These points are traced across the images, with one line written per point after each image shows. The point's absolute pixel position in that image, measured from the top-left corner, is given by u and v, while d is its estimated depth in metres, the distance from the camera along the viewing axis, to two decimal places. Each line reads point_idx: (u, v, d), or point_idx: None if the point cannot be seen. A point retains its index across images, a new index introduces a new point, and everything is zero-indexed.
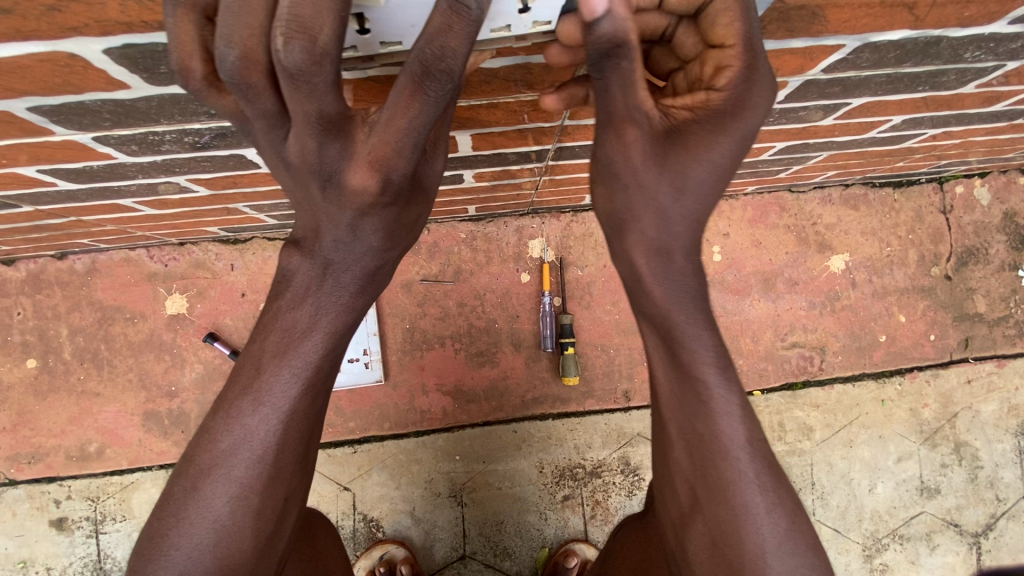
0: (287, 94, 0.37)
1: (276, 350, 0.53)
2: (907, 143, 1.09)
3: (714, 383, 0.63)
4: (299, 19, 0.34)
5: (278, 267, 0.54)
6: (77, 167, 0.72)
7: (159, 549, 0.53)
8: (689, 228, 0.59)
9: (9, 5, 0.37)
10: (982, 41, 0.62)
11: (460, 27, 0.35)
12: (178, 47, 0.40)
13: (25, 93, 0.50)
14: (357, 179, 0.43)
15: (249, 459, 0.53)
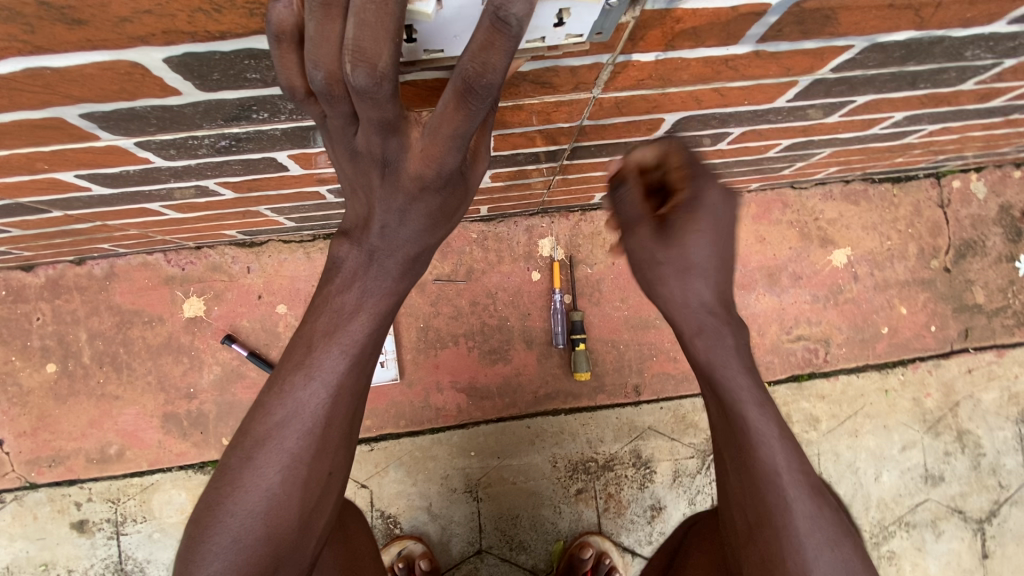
0: (356, 106, 0.41)
1: (326, 330, 0.58)
2: (907, 139, 1.12)
3: (757, 420, 0.68)
4: (361, 49, 0.36)
5: (329, 253, 0.59)
6: (114, 172, 0.74)
7: (216, 515, 0.57)
8: (711, 291, 0.71)
9: (86, 18, 0.40)
10: (982, 40, 0.65)
11: (502, 45, 0.36)
12: (284, 75, 0.41)
13: (82, 100, 0.53)
14: (413, 170, 0.46)
15: (301, 430, 0.58)
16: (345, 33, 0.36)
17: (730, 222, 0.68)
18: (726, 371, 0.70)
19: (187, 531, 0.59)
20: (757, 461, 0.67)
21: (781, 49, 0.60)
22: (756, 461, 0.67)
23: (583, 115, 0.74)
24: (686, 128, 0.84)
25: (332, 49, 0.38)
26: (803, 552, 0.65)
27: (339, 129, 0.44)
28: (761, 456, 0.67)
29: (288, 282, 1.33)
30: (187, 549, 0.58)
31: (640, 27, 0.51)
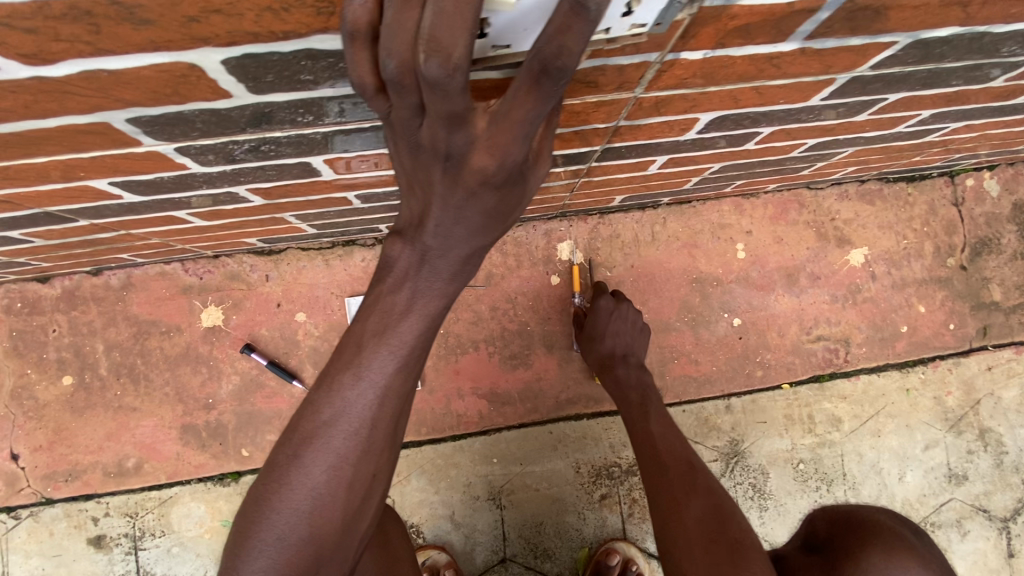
0: (425, 97, 0.39)
1: (376, 330, 0.59)
2: (928, 137, 1.13)
3: (635, 403, 1.23)
4: (436, 39, 0.35)
5: (382, 252, 0.60)
6: (150, 178, 0.74)
7: (262, 510, 0.59)
8: (611, 346, 1.25)
9: (153, 18, 0.39)
10: (1020, 36, 0.66)
11: (579, 29, 0.34)
12: (354, 70, 0.41)
13: (131, 104, 0.52)
14: (478, 161, 0.45)
15: (348, 431, 0.59)
16: (421, 23, 0.35)
17: (615, 310, 1.25)
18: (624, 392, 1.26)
19: (235, 523, 0.61)
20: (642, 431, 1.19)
21: (828, 46, 0.60)
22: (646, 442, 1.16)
23: (620, 115, 0.73)
24: (718, 128, 0.84)
25: (406, 40, 0.37)
26: (678, 497, 1.04)
27: (405, 120, 0.43)
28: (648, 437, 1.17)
29: (308, 290, 1.33)
30: (234, 543, 0.60)
31: (694, 25, 0.51)
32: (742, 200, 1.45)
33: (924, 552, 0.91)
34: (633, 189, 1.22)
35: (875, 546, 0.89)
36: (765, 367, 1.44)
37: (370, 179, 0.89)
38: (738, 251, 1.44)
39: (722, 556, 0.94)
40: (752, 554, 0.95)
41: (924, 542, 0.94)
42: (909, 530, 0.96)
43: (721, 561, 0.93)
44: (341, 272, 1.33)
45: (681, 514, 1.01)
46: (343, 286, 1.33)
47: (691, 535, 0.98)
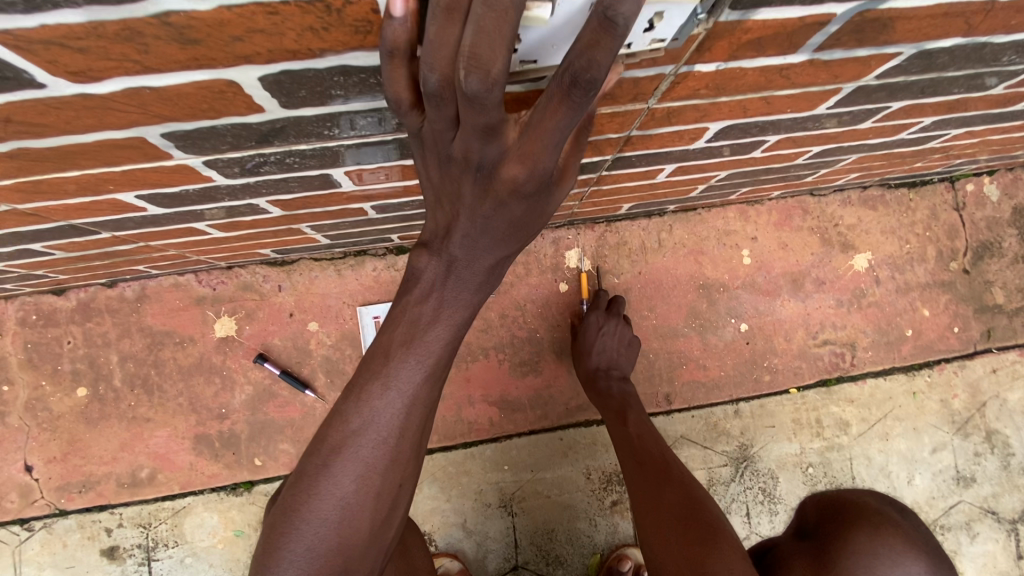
0: (462, 109, 0.41)
1: (404, 340, 0.61)
2: (930, 143, 1.15)
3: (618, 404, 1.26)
4: (477, 56, 0.37)
5: (409, 264, 0.63)
6: (175, 190, 0.76)
7: (293, 520, 0.61)
8: (599, 360, 1.29)
9: (200, 38, 0.41)
10: (1019, 46, 0.68)
11: (609, 44, 0.36)
12: (393, 85, 0.43)
13: (167, 119, 0.54)
14: (510, 171, 0.46)
15: (375, 441, 0.61)
16: (462, 40, 0.37)
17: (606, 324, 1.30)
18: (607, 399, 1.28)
19: (266, 534, 0.64)
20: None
21: (835, 57, 0.62)
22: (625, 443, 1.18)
23: (633, 126, 0.75)
24: (727, 137, 0.86)
25: (447, 56, 0.38)
26: (652, 488, 1.07)
27: (440, 132, 0.45)
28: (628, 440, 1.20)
29: (320, 299, 1.34)
30: (265, 552, 0.62)
31: (709, 39, 0.53)
32: (747, 207, 1.47)
33: (907, 529, 0.91)
34: (640, 198, 1.24)
35: (861, 526, 0.91)
36: (772, 372, 1.45)
37: (386, 190, 0.91)
38: (744, 257, 1.46)
39: (695, 535, 0.95)
40: (723, 535, 0.95)
41: (909, 521, 0.95)
42: (893, 510, 0.97)
43: (692, 540, 0.94)
44: (353, 282, 1.35)
45: (657, 500, 1.04)
46: (355, 295, 1.35)
47: (665, 515, 1.00)
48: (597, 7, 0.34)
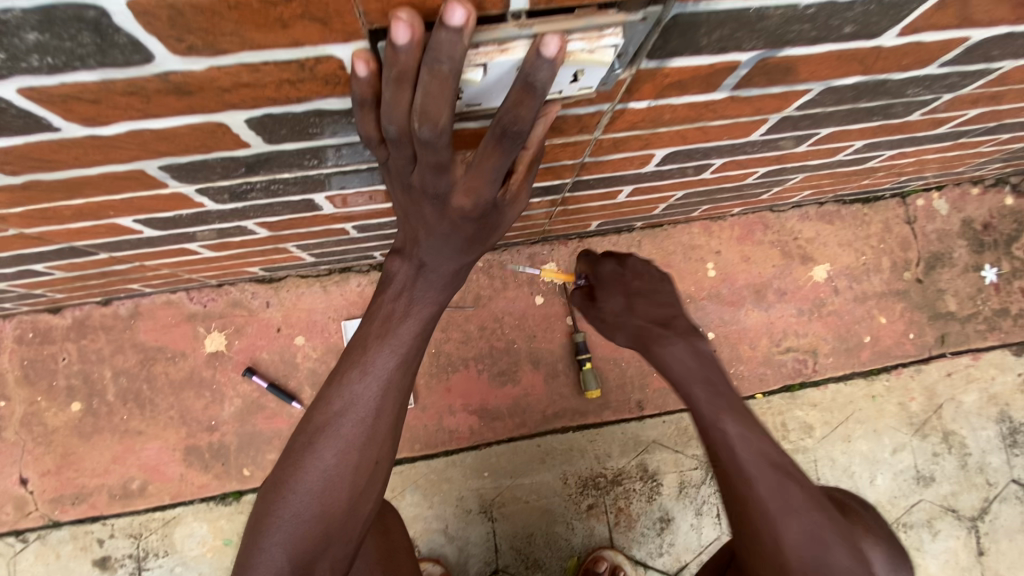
0: (418, 151, 0.50)
1: (379, 333, 0.70)
2: (870, 163, 1.25)
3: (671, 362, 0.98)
4: (426, 112, 0.45)
5: (384, 268, 0.71)
6: (171, 214, 0.84)
7: (281, 491, 0.69)
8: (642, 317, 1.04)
9: (195, 91, 0.49)
10: (918, 81, 0.77)
11: (530, 104, 0.45)
12: (362, 126, 0.52)
13: (164, 154, 0.62)
14: (459, 201, 0.56)
15: (354, 420, 0.69)
16: (413, 102, 0.45)
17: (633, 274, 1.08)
18: (680, 376, 0.97)
19: (256, 508, 0.71)
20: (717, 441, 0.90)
21: (753, 93, 0.71)
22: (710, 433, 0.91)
23: (585, 153, 0.83)
24: (674, 161, 0.95)
25: (403, 113, 0.47)
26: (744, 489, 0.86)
27: (400, 167, 0.54)
28: (726, 446, 0.88)
29: (306, 314, 1.41)
30: (253, 525, 0.70)
31: (635, 82, 0.61)
32: (711, 223, 1.57)
33: (866, 519, 0.99)
34: (607, 215, 1.33)
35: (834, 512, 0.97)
36: (738, 378, 1.53)
37: (366, 211, 0.99)
38: (709, 270, 1.55)
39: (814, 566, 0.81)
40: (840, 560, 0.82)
41: (869, 514, 1.02)
42: (856, 502, 1.04)
43: None
44: (338, 297, 1.41)
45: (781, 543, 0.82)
46: (340, 310, 1.41)
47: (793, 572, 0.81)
48: (520, 74, 0.43)
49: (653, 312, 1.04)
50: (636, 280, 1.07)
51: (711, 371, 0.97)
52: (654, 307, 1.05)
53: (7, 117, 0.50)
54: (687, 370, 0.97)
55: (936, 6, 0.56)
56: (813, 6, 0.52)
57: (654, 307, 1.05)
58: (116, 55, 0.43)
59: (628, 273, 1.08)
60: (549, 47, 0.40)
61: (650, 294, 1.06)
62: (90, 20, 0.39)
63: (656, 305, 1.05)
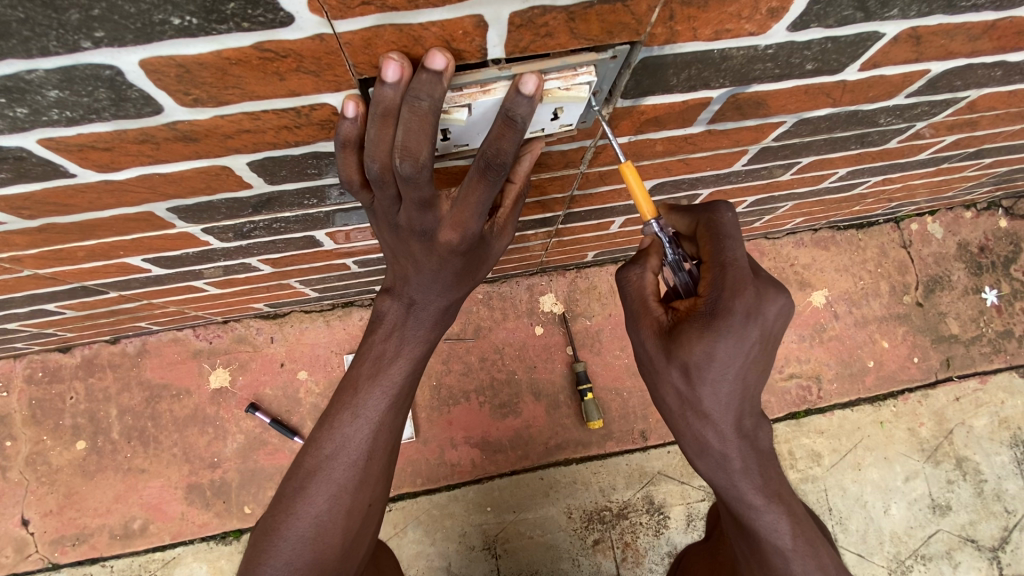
0: (400, 188, 0.52)
1: (370, 373, 0.73)
2: (857, 190, 1.28)
3: (719, 462, 0.66)
4: (408, 148, 0.47)
5: (374, 308, 0.74)
6: (177, 254, 0.88)
7: (272, 540, 0.69)
8: (718, 410, 0.63)
9: (200, 139, 0.54)
10: (890, 111, 0.80)
11: (511, 136, 0.48)
12: (344, 168, 0.54)
13: (171, 197, 0.66)
14: (446, 235, 0.58)
15: (346, 463, 0.71)
16: (395, 138, 0.47)
17: (748, 338, 0.59)
18: (730, 484, 0.67)
19: (247, 555, 0.71)
20: (771, 559, 0.67)
21: (729, 127, 0.74)
22: (765, 548, 0.68)
23: (574, 185, 0.87)
24: (662, 192, 0.99)
25: (385, 149, 0.49)
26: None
27: (386, 207, 0.56)
28: (782, 565, 0.67)
29: (309, 349, 1.43)
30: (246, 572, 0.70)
31: (612, 119, 0.65)
32: None
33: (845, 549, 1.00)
34: (602, 246, 1.36)
35: None
36: None
37: (366, 246, 1.02)
38: None
39: None
40: None
41: None
42: None
43: None
44: (341, 331, 1.44)
45: None
46: (342, 344, 1.43)
47: None
48: (502, 110, 0.47)
49: (732, 401, 0.63)
50: (731, 355, 0.59)
51: (770, 470, 0.68)
52: (733, 395, 0.62)
53: (28, 165, 0.54)
54: (748, 479, 0.66)
55: (891, 42, 0.60)
56: (773, 46, 0.56)
57: (732, 397, 0.62)
58: (129, 108, 0.47)
59: (723, 331, 0.58)
60: (528, 85, 0.45)
61: (735, 373, 0.61)
62: (107, 78, 0.43)
63: (738, 390, 0.62)
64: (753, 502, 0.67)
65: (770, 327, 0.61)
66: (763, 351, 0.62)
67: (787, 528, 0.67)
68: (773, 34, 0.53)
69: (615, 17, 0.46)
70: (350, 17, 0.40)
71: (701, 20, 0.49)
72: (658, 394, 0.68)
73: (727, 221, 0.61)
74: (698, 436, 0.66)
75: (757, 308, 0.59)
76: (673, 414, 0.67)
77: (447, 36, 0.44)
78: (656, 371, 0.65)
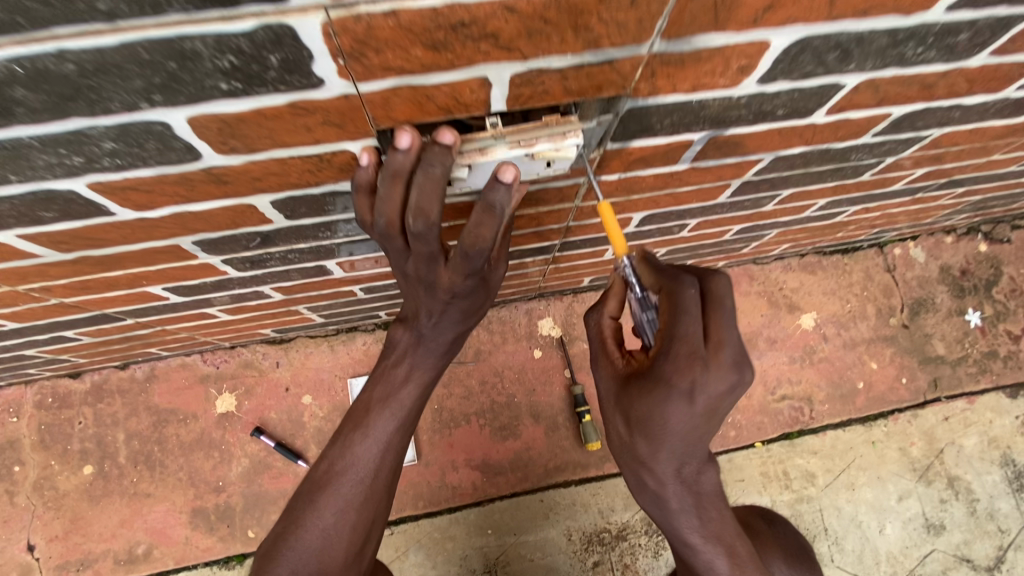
0: (410, 242, 0.59)
1: (383, 396, 0.78)
2: (839, 218, 1.35)
3: (658, 499, 0.76)
4: (420, 209, 0.55)
5: (389, 335, 0.80)
6: (196, 283, 0.93)
7: (278, 549, 0.73)
8: (656, 462, 0.71)
9: (231, 181, 0.60)
10: (860, 148, 0.87)
11: (490, 221, 0.56)
12: (359, 210, 0.61)
13: (198, 232, 0.72)
14: (448, 284, 0.65)
15: (355, 479, 0.75)
16: (409, 198, 0.54)
17: (686, 406, 0.65)
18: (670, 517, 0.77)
19: (256, 563, 0.75)
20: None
21: (711, 164, 0.81)
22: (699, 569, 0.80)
23: (569, 217, 0.93)
24: (653, 222, 1.05)
25: (394, 206, 0.56)
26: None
27: (396, 257, 0.63)
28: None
29: (314, 373, 1.47)
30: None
31: (603, 159, 0.71)
32: None
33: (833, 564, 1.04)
34: (597, 271, 1.42)
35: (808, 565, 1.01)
36: (736, 428, 1.56)
37: (373, 274, 1.07)
38: None
39: None
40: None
41: None
42: None
43: None
44: (345, 356, 1.48)
45: None
46: (346, 368, 1.47)
47: None
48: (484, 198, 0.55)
49: (670, 456, 0.70)
50: (667, 419, 0.66)
51: (710, 512, 0.76)
52: (669, 451, 0.70)
53: (74, 205, 0.59)
54: (684, 518, 0.76)
55: (852, 91, 0.66)
56: (746, 96, 0.62)
57: (669, 453, 0.70)
58: (172, 155, 0.53)
59: (662, 399, 0.65)
60: (506, 174, 0.52)
61: (674, 434, 0.67)
62: (157, 132, 0.49)
63: (676, 449, 0.69)
64: (690, 539, 0.77)
65: (714, 400, 0.64)
66: (709, 419, 0.67)
67: (722, 566, 0.76)
68: (744, 86, 0.60)
69: (601, 76, 0.52)
70: (372, 81, 0.47)
71: (679, 76, 0.55)
72: (609, 431, 0.77)
73: (688, 296, 0.62)
74: (639, 476, 0.76)
75: (700, 383, 0.63)
76: (618, 451, 0.77)
77: (455, 94, 0.50)
78: (607, 410, 0.75)
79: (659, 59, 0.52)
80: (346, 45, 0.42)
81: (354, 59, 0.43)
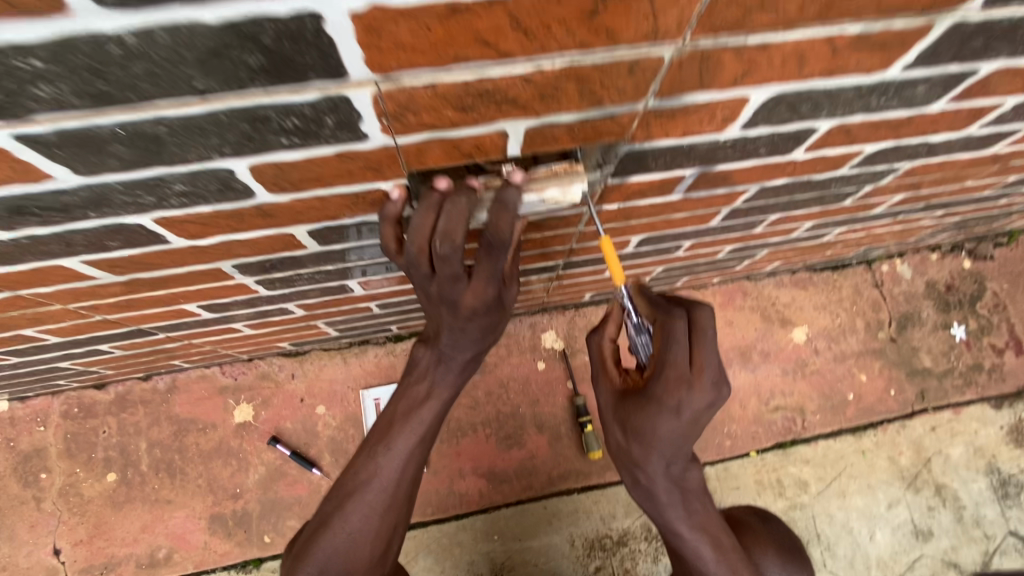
0: (436, 265, 0.66)
1: (405, 411, 0.85)
2: (826, 237, 1.43)
3: (651, 496, 0.83)
4: (448, 232, 0.61)
5: (411, 354, 0.87)
6: (228, 301, 1.01)
7: (309, 551, 0.80)
8: (649, 465, 0.79)
9: (276, 214, 0.67)
10: (838, 179, 0.95)
11: (505, 217, 0.61)
12: (386, 243, 0.68)
13: (239, 257, 0.79)
14: (468, 302, 0.72)
15: (379, 488, 0.82)
16: (438, 224, 0.61)
17: (676, 421, 0.73)
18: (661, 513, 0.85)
19: (288, 564, 0.82)
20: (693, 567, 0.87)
21: (702, 194, 0.89)
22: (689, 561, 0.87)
23: (573, 240, 1.01)
24: (651, 244, 1.13)
25: (424, 233, 0.63)
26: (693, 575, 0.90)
27: (421, 280, 0.69)
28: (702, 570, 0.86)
29: (327, 385, 1.54)
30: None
31: (604, 192, 0.79)
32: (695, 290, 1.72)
33: None
34: (598, 287, 1.49)
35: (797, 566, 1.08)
36: (732, 438, 1.63)
37: (389, 292, 1.15)
38: None
39: None
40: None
41: None
42: None
43: None
44: (357, 368, 1.55)
45: None
46: (359, 379, 1.54)
47: None
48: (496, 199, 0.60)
49: (661, 459, 0.78)
50: (658, 428, 0.74)
51: (696, 506, 0.84)
52: (660, 455, 0.77)
53: (137, 236, 0.67)
54: (674, 510, 0.83)
55: (826, 134, 0.75)
56: (731, 139, 0.70)
57: (660, 457, 0.77)
58: (231, 194, 0.60)
59: (654, 415, 0.73)
60: (515, 177, 0.61)
61: (664, 441, 0.75)
62: (222, 176, 0.56)
63: (667, 453, 0.77)
64: (680, 530, 0.84)
65: (699, 414, 0.72)
66: (695, 428, 0.74)
67: (709, 555, 0.83)
68: (729, 131, 0.68)
69: (602, 127, 0.60)
70: (409, 136, 0.55)
71: (671, 125, 0.63)
72: (608, 437, 0.85)
73: (677, 327, 0.69)
74: (634, 477, 0.83)
75: (686, 401, 0.71)
76: (616, 455, 0.85)
77: (477, 145, 0.58)
78: (606, 418, 0.82)
79: (652, 113, 0.60)
80: (391, 109, 0.50)
81: (396, 119, 0.51)
